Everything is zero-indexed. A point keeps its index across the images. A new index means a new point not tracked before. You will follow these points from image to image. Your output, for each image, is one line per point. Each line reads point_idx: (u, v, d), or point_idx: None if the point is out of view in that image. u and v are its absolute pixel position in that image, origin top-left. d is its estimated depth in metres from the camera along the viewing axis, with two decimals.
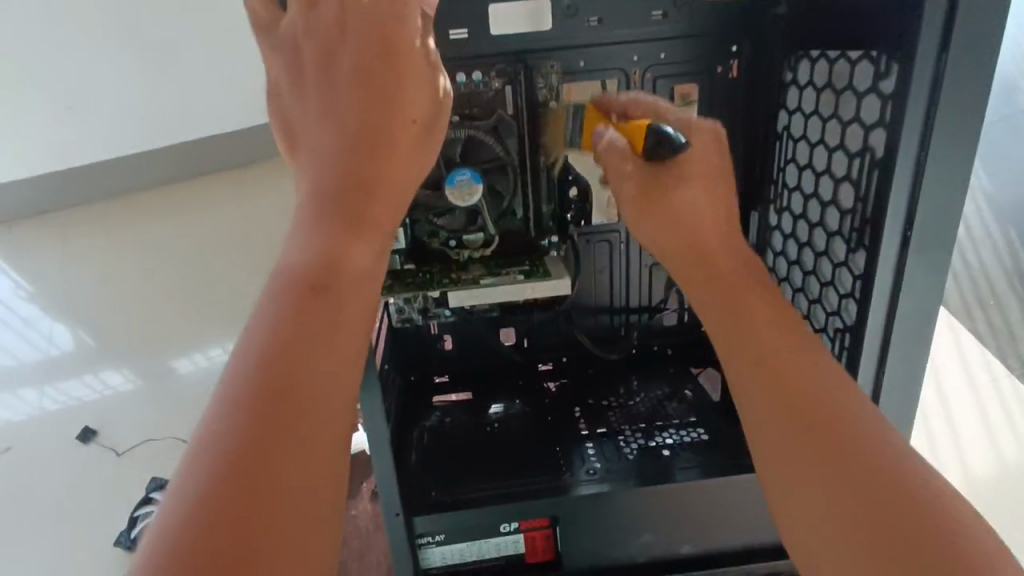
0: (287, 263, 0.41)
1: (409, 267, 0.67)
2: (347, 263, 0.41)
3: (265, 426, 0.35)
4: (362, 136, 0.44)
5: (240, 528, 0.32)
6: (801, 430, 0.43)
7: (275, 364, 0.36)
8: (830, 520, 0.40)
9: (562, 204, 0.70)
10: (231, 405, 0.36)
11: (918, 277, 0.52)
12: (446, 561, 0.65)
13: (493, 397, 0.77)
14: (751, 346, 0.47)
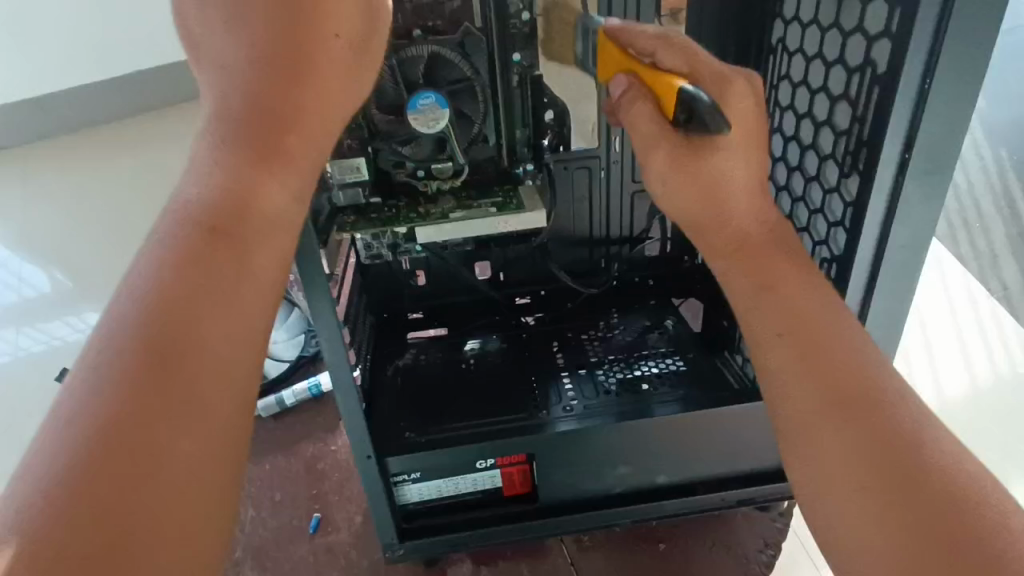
0: (186, 199, 0.38)
1: (375, 201, 0.63)
2: (252, 202, 0.38)
3: (152, 382, 0.32)
4: (278, 58, 0.40)
5: (121, 494, 0.29)
6: (838, 406, 0.39)
7: (166, 304, 0.34)
8: (872, 519, 0.37)
9: (537, 129, 0.65)
10: (113, 355, 0.32)
11: (913, 205, 0.48)
12: (424, 497, 0.65)
13: (469, 332, 0.75)
14: (779, 318, 0.43)
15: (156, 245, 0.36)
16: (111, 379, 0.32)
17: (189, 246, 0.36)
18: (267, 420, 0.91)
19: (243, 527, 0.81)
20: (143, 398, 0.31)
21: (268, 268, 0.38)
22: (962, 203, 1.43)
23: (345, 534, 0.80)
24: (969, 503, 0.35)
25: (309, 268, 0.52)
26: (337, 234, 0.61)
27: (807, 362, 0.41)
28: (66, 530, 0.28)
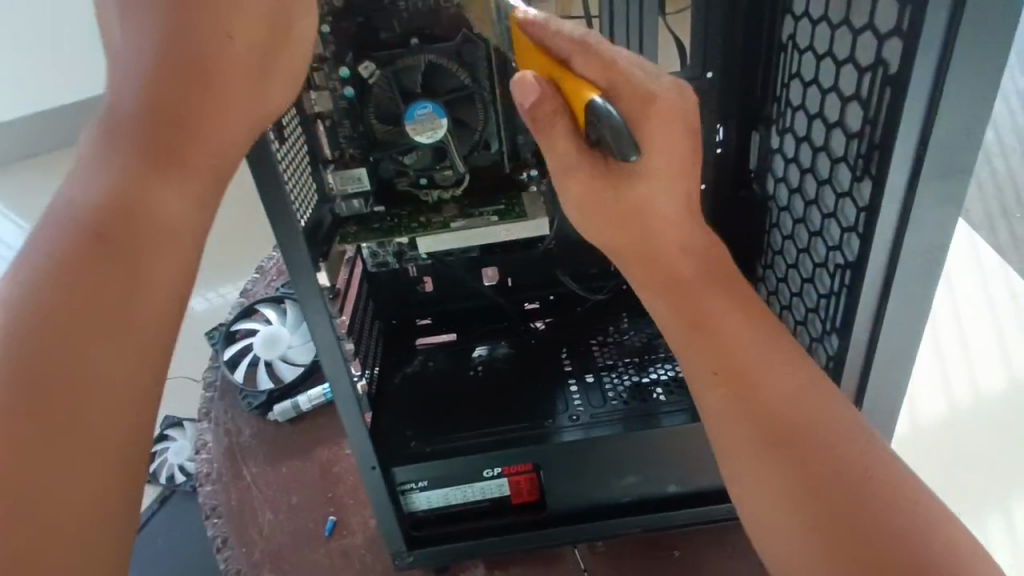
0: (75, 201, 0.42)
1: (377, 210, 0.62)
2: (147, 212, 0.42)
3: (40, 380, 0.38)
4: (180, 69, 0.43)
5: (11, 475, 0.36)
6: (773, 438, 0.45)
7: (62, 308, 0.39)
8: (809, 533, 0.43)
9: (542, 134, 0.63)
10: (10, 350, 0.38)
11: (926, 212, 0.46)
12: (432, 505, 0.65)
13: (477, 339, 0.74)
14: (719, 351, 0.48)
15: (45, 246, 0.41)
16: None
17: (65, 255, 0.40)
18: (284, 423, 0.93)
19: (261, 529, 0.83)
20: (24, 393, 0.37)
21: (168, 276, 0.43)
22: (1001, 190, 1.36)
23: (359, 537, 0.81)
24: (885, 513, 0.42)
25: (309, 280, 0.52)
26: (339, 246, 0.61)
27: (745, 407, 0.46)
28: None
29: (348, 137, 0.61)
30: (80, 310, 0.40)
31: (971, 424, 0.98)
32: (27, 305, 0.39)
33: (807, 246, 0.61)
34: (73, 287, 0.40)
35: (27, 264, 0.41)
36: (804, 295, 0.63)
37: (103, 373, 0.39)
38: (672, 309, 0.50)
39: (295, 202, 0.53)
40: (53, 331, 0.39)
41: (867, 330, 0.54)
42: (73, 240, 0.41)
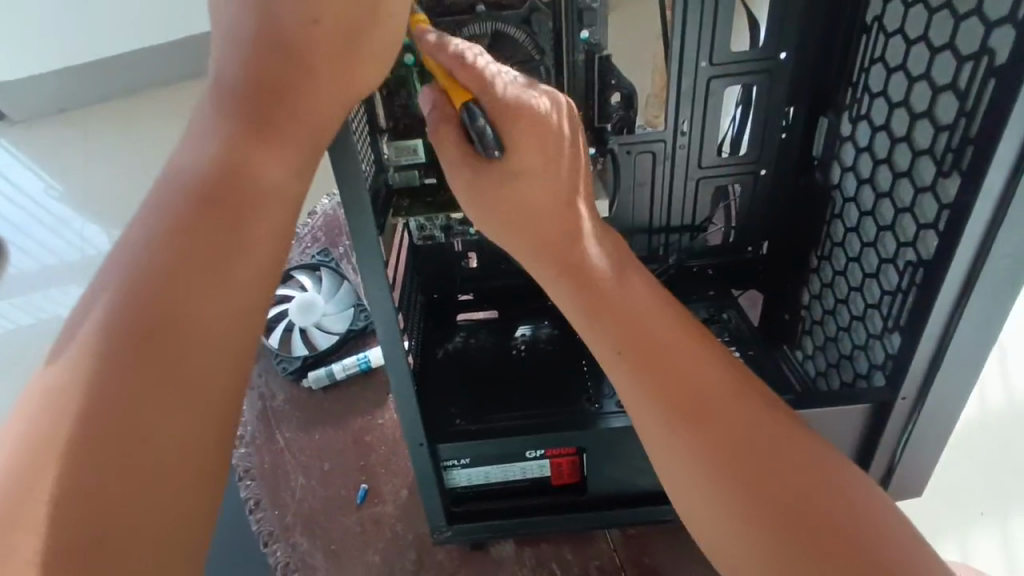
0: (184, 167, 0.43)
1: (430, 183, 0.61)
2: (250, 178, 0.43)
3: (148, 335, 0.38)
4: (276, 48, 0.44)
5: (113, 427, 0.36)
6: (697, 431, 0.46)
7: (171, 267, 0.40)
8: (742, 521, 0.43)
9: (602, 113, 0.62)
10: (124, 304, 0.39)
11: (1023, 214, 0.45)
12: (472, 482, 0.65)
13: (520, 318, 0.74)
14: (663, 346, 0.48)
15: (158, 208, 0.42)
16: (113, 322, 0.38)
17: (175, 216, 0.42)
18: (318, 391, 0.93)
19: (293, 493, 0.84)
20: (134, 346, 0.38)
21: (266, 242, 0.43)
22: None
23: (391, 506, 0.83)
24: (810, 493, 0.43)
25: (369, 251, 0.51)
26: (392, 218, 0.60)
27: (680, 404, 0.46)
28: (77, 439, 0.36)
29: (407, 106, 0.58)
30: (183, 273, 0.40)
31: (1000, 429, 0.98)
32: (136, 264, 0.40)
33: (874, 241, 0.59)
34: (180, 250, 0.41)
35: (137, 227, 0.42)
36: (864, 291, 0.62)
37: (203, 331, 0.40)
38: (583, 309, 0.50)
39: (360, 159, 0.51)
40: (159, 290, 0.39)
41: (939, 331, 0.52)
42: (179, 203, 0.42)
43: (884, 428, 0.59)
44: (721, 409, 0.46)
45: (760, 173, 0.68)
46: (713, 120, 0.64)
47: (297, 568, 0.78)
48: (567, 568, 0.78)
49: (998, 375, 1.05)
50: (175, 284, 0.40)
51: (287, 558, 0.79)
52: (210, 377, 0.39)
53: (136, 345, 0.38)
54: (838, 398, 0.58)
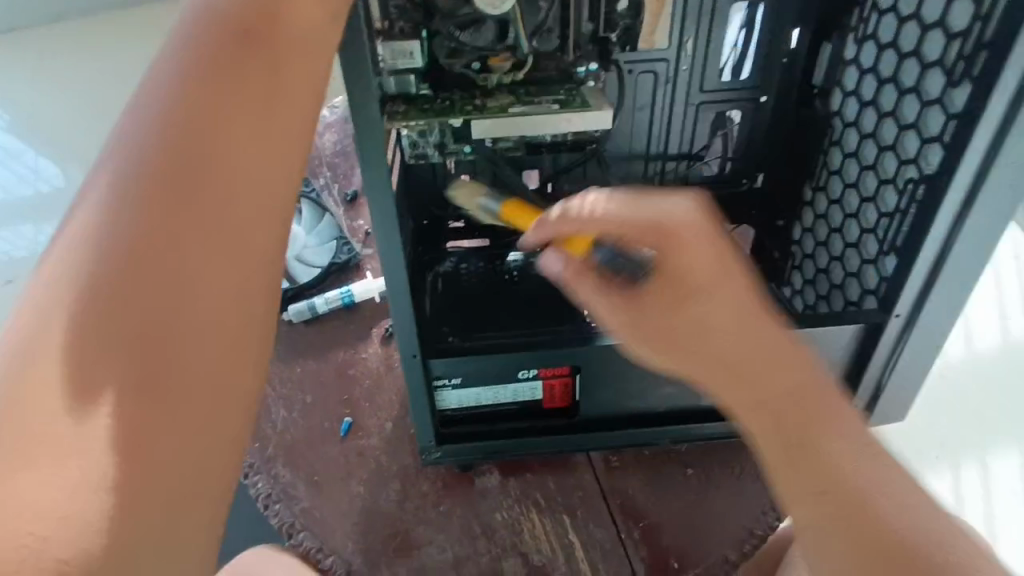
0: (212, 12, 0.39)
1: (425, 92, 0.59)
2: (262, 33, 0.39)
3: (198, 176, 0.34)
4: None
5: (159, 272, 0.31)
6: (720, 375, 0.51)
7: (210, 110, 0.35)
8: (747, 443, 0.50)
9: (607, 22, 0.59)
10: (165, 142, 0.34)
11: None
12: (462, 404, 0.64)
13: (511, 246, 0.72)
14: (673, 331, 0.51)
15: (188, 48, 0.37)
16: (156, 157, 0.33)
17: (210, 56, 0.37)
18: (298, 324, 0.90)
19: (274, 425, 0.82)
20: (181, 188, 0.33)
21: (298, 100, 0.39)
22: None
23: (375, 439, 0.81)
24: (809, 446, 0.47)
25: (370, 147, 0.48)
26: (387, 123, 0.57)
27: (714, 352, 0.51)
28: (119, 284, 0.30)
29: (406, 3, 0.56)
30: (218, 117, 0.35)
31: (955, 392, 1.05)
32: (172, 103, 0.35)
33: (873, 163, 0.59)
34: (202, 103, 0.35)
35: (165, 65, 0.36)
36: (860, 216, 0.62)
37: (247, 182, 0.35)
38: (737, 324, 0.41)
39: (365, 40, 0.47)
40: (176, 143, 0.34)
41: (939, 245, 0.52)
42: (216, 45, 0.37)
43: (875, 349, 0.60)
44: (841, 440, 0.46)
45: (760, 100, 0.67)
46: (717, 41, 0.62)
47: (278, 499, 0.77)
48: (550, 497, 0.79)
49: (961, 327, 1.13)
50: (218, 126, 0.35)
51: (269, 490, 0.77)
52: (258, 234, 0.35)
53: (147, 197, 0.32)
54: (830, 318, 0.59)
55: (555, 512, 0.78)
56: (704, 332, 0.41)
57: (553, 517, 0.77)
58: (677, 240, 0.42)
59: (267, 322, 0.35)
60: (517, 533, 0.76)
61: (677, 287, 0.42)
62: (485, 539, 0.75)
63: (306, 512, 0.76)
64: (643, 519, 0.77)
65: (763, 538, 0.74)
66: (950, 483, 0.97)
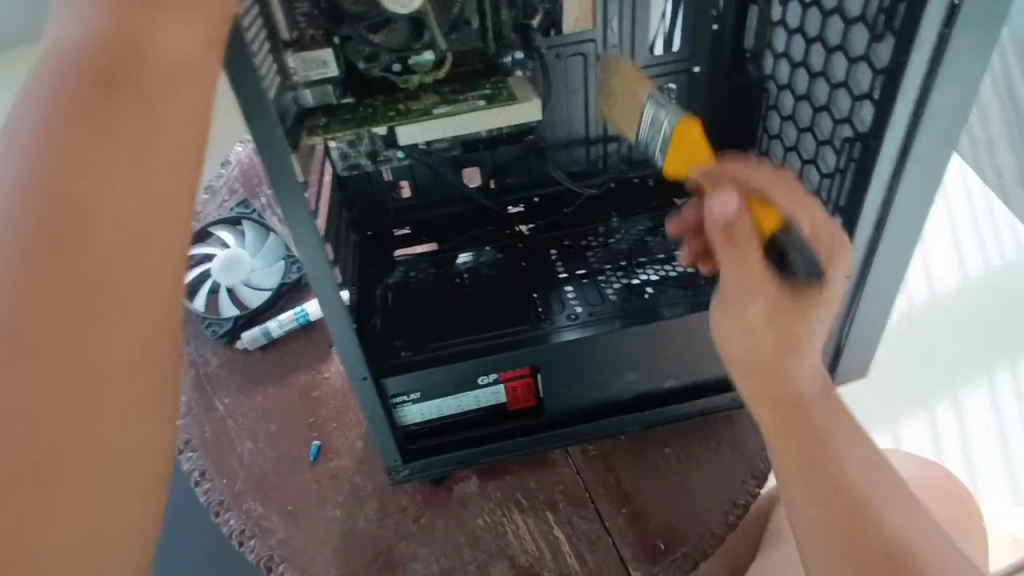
0: (65, 42, 0.33)
1: (348, 100, 0.56)
2: (131, 58, 0.33)
3: (66, 246, 0.29)
4: None
5: (25, 365, 0.27)
6: (800, 437, 0.45)
7: (78, 160, 0.30)
8: (834, 536, 0.42)
9: (526, 10, 0.58)
10: (24, 210, 0.29)
11: (957, 62, 0.44)
12: (425, 417, 0.62)
13: (460, 246, 0.70)
14: (752, 354, 0.47)
15: (42, 92, 0.32)
16: (12, 232, 0.28)
17: (67, 100, 0.31)
18: (254, 351, 0.87)
19: (241, 459, 0.79)
20: (48, 263, 0.28)
21: (181, 126, 0.34)
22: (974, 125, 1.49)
23: (346, 460, 0.79)
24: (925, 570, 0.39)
25: (278, 165, 0.45)
26: (309, 139, 0.54)
27: (802, 427, 0.45)
28: None
29: (309, 11, 0.53)
30: (87, 168, 0.30)
31: (901, 342, 1.12)
32: (30, 161, 0.30)
33: (811, 124, 0.58)
34: (70, 147, 0.31)
35: (15, 119, 0.31)
36: (803, 179, 0.61)
37: (132, 237, 0.31)
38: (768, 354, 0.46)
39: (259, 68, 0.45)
40: (39, 205, 0.29)
41: (879, 195, 0.53)
42: (72, 85, 0.32)
43: (828, 314, 0.61)
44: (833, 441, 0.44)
45: (692, 71, 0.66)
46: (641, 15, 0.61)
47: (253, 534, 0.74)
48: (530, 496, 0.78)
49: (922, 276, 1.19)
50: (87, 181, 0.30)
51: (242, 525, 0.75)
52: (151, 295, 0.31)
53: (38, 242, 0.28)
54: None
55: (538, 510, 0.77)
56: (758, 346, 0.46)
57: (536, 516, 0.76)
58: (736, 238, 0.44)
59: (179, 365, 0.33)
60: (501, 535, 0.75)
61: (739, 286, 0.45)
62: (470, 547, 0.74)
63: (283, 543, 0.74)
64: (625, 505, 0.76)
65: (746, 507, 0.75)
66: (926, 425, 1.05)
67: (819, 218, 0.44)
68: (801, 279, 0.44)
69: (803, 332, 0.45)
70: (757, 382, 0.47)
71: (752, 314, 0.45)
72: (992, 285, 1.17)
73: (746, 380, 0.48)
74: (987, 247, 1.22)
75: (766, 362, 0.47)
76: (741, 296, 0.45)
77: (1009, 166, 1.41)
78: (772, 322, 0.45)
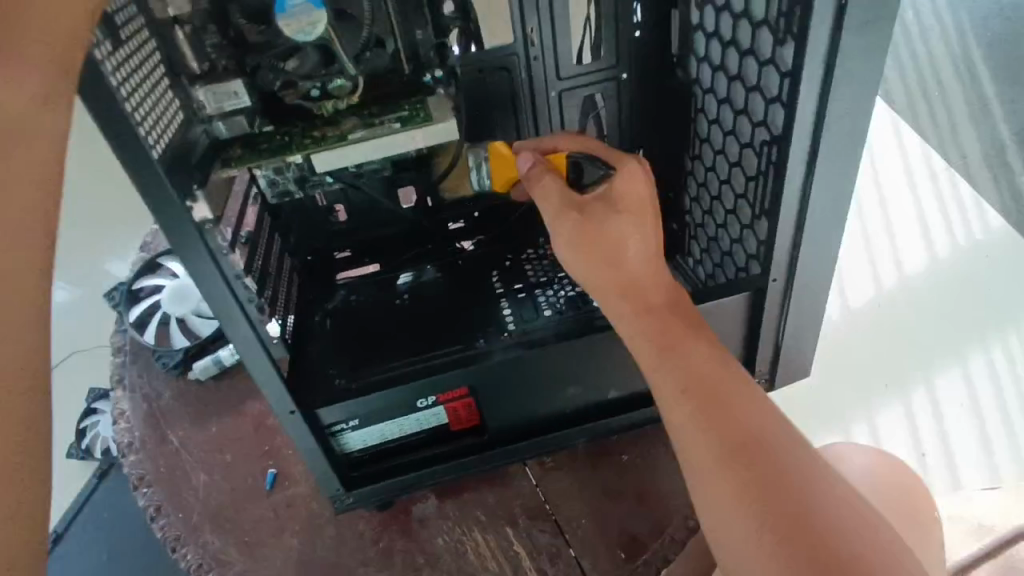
0: None
1: (266, 130, 0.55)
2: None
3: None
4: None
5: None
6: (703, 407, 0.45)
7: None
8: (731, 504, 0.42)
9: (439, 29, 0.57)
10: None
11: (853, 63, 0.44)
12: (367, 442, 0.62)
13: (401, 266, 0.69)
14: (641, 300, 0.50)
15: None
16: None
17: None
18: (207, 381, 0.86)
19: (196, 492, 0.78)
20: None
21: None
22: (937, 112, 1.50)
23: (303, 486, 0.78)
24: (817, 529, 0.40)
25: (169, 206, 0.44)
26: (222, 173, 0.52)
27: (706, 398, 0.45)
28: None
29: (218, 43, 0.52)
30: None
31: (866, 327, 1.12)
32: None
33: (733, 128, 0.58)
34: None
35: None
36: (732, 181, 0.61)
37: None
38: (660, 350, 0.48)
39: (145, 119, 0.43)
40: None
41: (796, 199, 0.52)
42: None
43: (763, 316, 0.60)
44: (766, 440, 0.43)
45: (620, 78, 0.65)
46: (561, 26, 0.60)
47: (210, 568, 0.73)
48: (490, 512, 0.77)
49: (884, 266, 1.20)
50: None
51: (198, 560, 0.74)
52: None
53: None
54: (717, 290, 0.58)
55: (498, 527, 0.76)
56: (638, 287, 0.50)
57: (497, 532, 0.76)
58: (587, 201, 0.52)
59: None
60: (461, 555, 0.74)
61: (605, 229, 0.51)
62: (430, 568, 0.73)
63: None
64: (586, 515, 0.76)
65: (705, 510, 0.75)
66: (902, 417, 1.03)
67: (610, 151, 0.54)
68: (616, 205, 0.51)
69: (660, 289, 0.51)
70: (649, 335, 0.49)
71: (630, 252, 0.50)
72: (958, 269, 1.18)
73: (655, 359, 0.48)
74: (953, 230, 1.24)
75: (653, 308, 0.50)
76: (553, 223, 0.53)
77: (971, 148, 1.42)
78: (601, 259, 0.51)
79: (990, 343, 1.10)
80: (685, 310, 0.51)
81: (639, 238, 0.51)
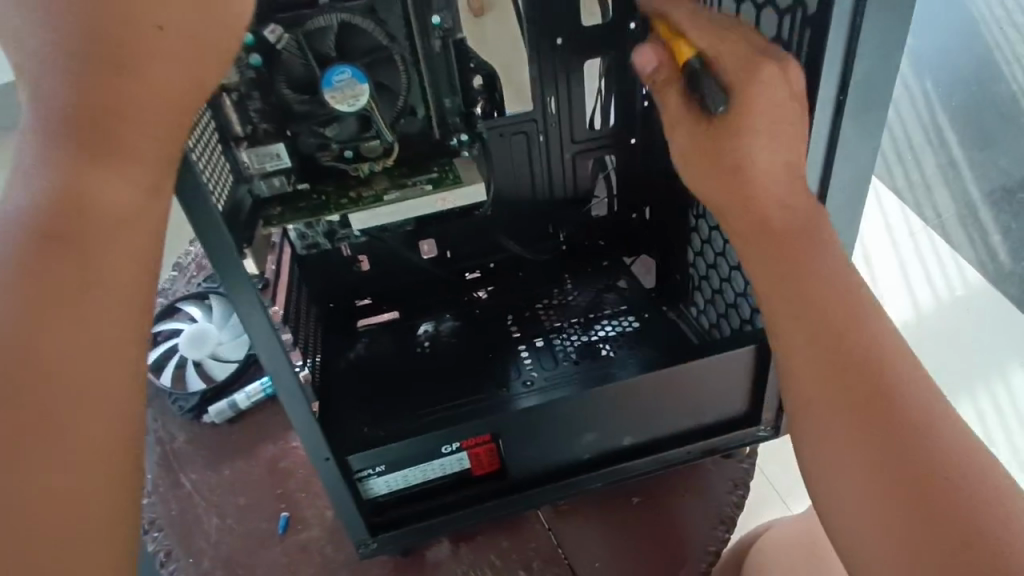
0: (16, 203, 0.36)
1: (303, 189, 0.59)
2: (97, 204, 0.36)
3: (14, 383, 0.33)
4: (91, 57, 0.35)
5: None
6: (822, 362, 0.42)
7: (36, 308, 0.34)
8: (858, 474, 0.40)
9: (466, 96, 0.61)
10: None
11: (850, 144, 0.49)
12: (391, 488, 0.64)
13: (418, 315, 0.73)
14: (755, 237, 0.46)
15: None
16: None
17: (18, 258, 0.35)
18: (222, 424, 0.87)
19: (208, 537, 0.79)
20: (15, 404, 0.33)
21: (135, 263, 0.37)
22: (910, 171, 1.58)
23: (316, 530, 0.79)
24: (968, 509, 0.36)
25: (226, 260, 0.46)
26: (264, 229, 0.56)
27: (829, 353, 0.42)
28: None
29: (263, 109, 0.56)
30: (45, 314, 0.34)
31: None
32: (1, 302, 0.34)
33: None
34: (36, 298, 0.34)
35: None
36: (711, 243, 0.65)
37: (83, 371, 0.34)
38: (778, 287, 0.44)
39: (208, 180, 0.47)
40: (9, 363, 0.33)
41: None
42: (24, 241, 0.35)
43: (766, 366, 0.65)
44: (896, 406, 0.40)
45: (630, 142, 0.69)
46: (576, 92, 0.65)
47: None
48: (503, 556, 0.78)
49: None
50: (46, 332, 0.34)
51: None
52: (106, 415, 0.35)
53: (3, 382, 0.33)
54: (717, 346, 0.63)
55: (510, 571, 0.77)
56: (744, 197, 0.46)
57: None
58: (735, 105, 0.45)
59: (136, 471, 0.35)
60: None
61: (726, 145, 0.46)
62: None
63: None
64: (600, 558, 0.77)
65: (718, 553, 0.77)
66: None
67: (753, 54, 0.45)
68: (736, 123, 0.45)
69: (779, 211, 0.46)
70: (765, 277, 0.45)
71: (753, 158, 0.45)
72: (942, 319, 1.26)
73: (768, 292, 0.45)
74: (934, 283, 1.32)
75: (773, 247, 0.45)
76: (673, 137, 0.49)
77: (945, 206, 1.50)
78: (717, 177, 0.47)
79: (979, 395, 1.17)
80: (802, 229, 0.45)
81: (757, 155, 0.45)
